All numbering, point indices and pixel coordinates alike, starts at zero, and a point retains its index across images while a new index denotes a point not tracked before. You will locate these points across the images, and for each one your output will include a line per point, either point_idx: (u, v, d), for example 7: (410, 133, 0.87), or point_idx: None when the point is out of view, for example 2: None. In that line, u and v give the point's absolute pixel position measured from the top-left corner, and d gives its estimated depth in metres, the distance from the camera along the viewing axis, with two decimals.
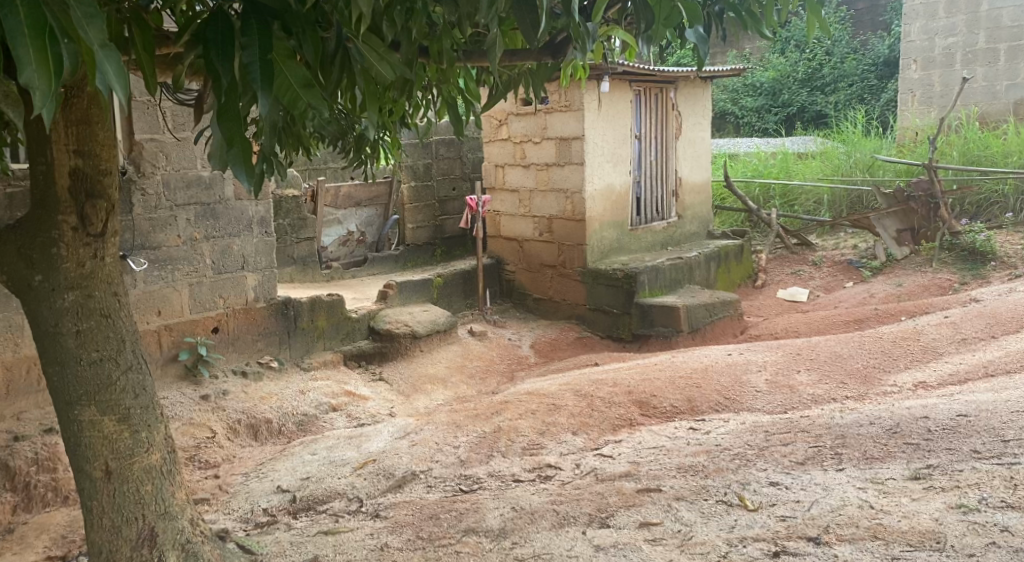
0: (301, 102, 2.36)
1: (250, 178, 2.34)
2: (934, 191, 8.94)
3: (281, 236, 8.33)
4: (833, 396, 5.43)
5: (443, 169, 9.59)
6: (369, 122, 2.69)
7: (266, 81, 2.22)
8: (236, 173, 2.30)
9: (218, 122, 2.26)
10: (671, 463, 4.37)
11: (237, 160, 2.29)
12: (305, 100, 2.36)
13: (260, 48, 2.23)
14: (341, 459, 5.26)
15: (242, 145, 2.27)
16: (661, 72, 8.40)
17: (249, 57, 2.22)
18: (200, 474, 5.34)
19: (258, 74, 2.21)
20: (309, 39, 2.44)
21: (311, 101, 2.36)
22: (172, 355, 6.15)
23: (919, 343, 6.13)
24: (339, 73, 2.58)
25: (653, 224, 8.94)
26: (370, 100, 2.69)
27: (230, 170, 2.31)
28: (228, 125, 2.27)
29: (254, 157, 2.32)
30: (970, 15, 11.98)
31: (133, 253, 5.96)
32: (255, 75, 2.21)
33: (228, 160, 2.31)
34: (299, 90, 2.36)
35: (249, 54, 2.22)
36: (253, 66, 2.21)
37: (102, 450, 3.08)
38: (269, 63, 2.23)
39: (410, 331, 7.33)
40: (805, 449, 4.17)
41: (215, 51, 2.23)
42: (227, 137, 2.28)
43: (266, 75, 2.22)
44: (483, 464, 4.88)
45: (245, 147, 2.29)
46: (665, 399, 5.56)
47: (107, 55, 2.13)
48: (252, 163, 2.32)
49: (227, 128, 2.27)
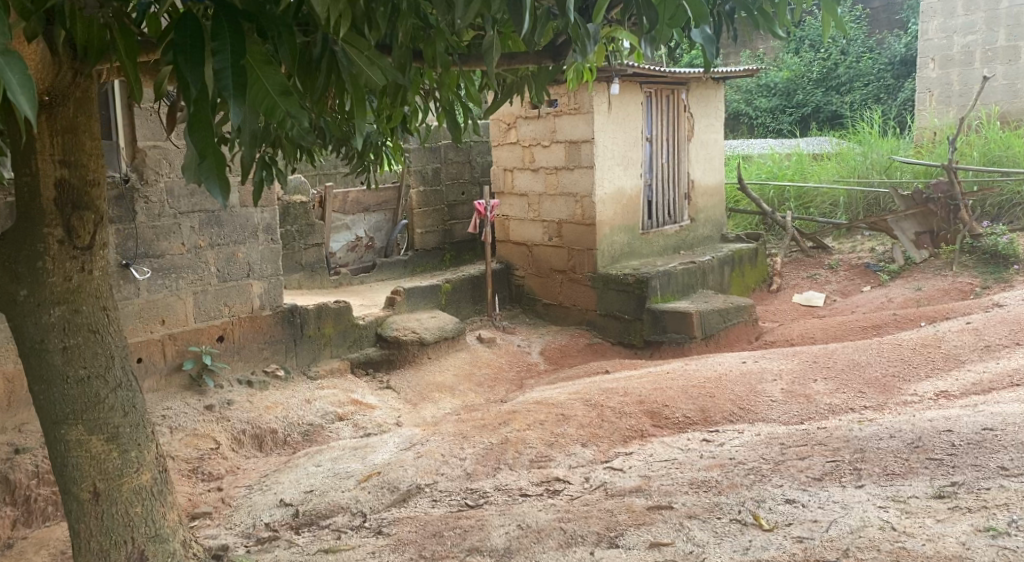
0: (280, 110, 2.27)
1: (224, 192, 2.24)
2: (954, 193, 8.75)
3: (289, 242, 8.24)
4: (852, 406, 5.28)
5: (452, 173, 9.48)
6: (359, 132, 2.59)
7: (239, 90, 2.15)
8: (210, 187, 2.20)
9: (189, 133, 2.16)
10: (683, 478, 4.24)
11: (209, 172, 2.20)
12: (283, 108, 2.27)
13: (232, 53, 2.15)
14: (346, 471, 5.14)
15: (214, 156, 2.18)
16: (673, 73, 8.26)
17: (221, 63, 2.14)
18: (203, 486, 5.23)
19: (229, 81, 2.14)
20: (285, 41, 2.33)
21: (290, 108, 2.27)
22: (176, 364, 6.06)
23: (940, 350, 5.97)
24: (324, 77, 2.53)
25: (665, 228, 8.80)
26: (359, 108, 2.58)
27: (204, 183, 2.21)
28: (199, 136, 2.17)
29: (228, 168, 2.22)
30: (989, 13, 11.78)
31: (136, 262, 5.84)
32: (227, 83, 2.13)
33: (201, 172, 2.21)
34: (276, 97, 2.27)
35: (221, 59, 2.14)
36: (224, 72, 2.13)
37: (90, 470, 3.00)
38: (242, 71, 2.15)
39: (418, 338, 7.22)
40: (823, 464, 4.02)
41: (184, 60, 2.13)
42: (200, 149, 2.18)
43: (238, 85, 2.15)
44: (490, 477, 4.76)
45: (218, 159, 2.19)
46: (677, 409, 5.43)
47: (8, 61, 2.00)
48: (227, 175, 2.22)
49: (199, 139, 2.17)
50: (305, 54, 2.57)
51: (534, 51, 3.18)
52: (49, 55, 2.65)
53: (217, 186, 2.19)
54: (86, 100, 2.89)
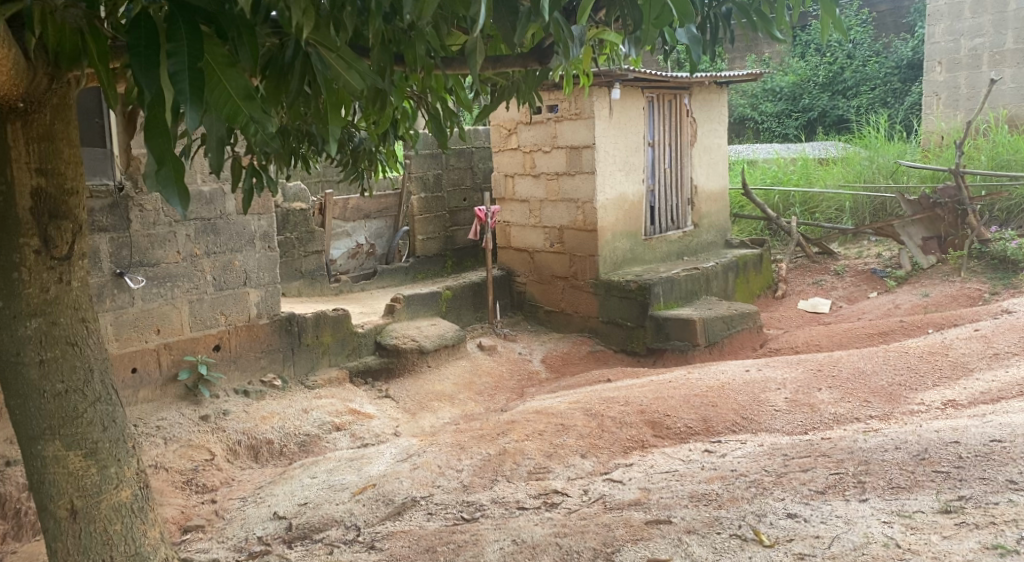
0: (243, 115, 2.39)
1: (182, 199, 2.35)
2: (962, 198, 8.62)
3: (288, 250, 8.17)
4: (857, 415, 5.17)
5: (453, 180, 9.41)
6: (332, 137, 2.61)
7: (194, 93, 2.23)
8: (167, 194, 2.30)
9: (147, 141, 2.27)
10: (683, 491, 4.15)
11: (167, 178, 2.31)
12: (246, 112, 2.39)
13: (188, 56, 2.23)
14: (341, 483, 5.05)
15: (172, 163, 2.30)
16: (675, 78, 8.17)
17: (175, 66, 2.22)
18: (196, 499, 5.14)
19: (185, 85, 2.22)
20: (245, 42, 2.40)
21: (253, 113, 2.39)
22: (172, 374, 5.98)
23: (947, 357, 5.86)
24: (297, 82, 2.57)
25: (668, 234, 8.70)
26: (333, 112, 2.59)
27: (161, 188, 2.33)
28: (156, 143, 2.28)
29: (185, 176, 2.34)
30: (997, 15, 11.67)
31: (130, 270, 5.74)
32: (184, 87, 2.21)
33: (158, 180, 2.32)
34: (239, 101, 2.39)
35: (176, 62, 2.22)
36: (181, 75, 2.22)
37: (67, 487, 3.05)
38: (198, 75, 2.24)
39: (417, 346, 7.13)
40: (826, 476, 3.92)
41: (140, 65, 2.22)
42: (157, 156, 2.29)
43: (194, 88, 2.23)
44: (486, 489, 4.67)
45: (176, 165, 2.30)
46: (679, 418, 5.33)
47: None
48: (183, 181, 2.34)
49: (156, 146, 2.28)
50: (275, 55, 2.64)
51: (519, 54, 3.12)
52: (23, 60, 2.61)
53: (175, 195, 2.30)
54: (63, 107, 2.90)
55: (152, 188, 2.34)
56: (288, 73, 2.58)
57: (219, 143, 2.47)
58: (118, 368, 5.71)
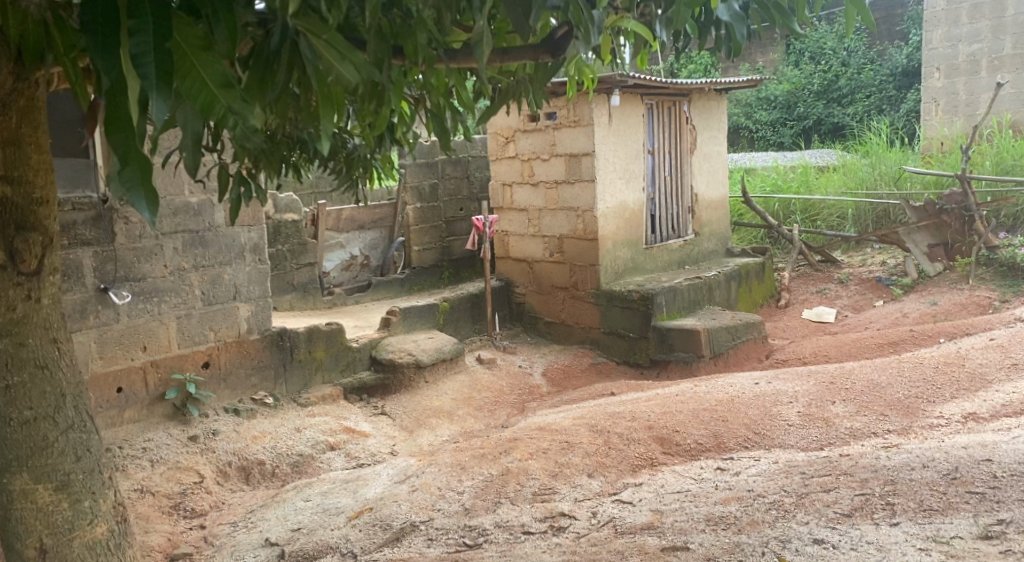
0: (219, 106, 2.26)
1: (152, 203, 2.23)
2: (968, 203, 8.42)
3: (279, 262, 7.95)
4: (874, 430, 4.96)
5: (449, 189, 9.23)
6: (324, 132, 2.45)
7: (159, 79, 2.13)
8: (134, 196, 2.18)
9: (108, 135, 2.15)
10: (698, 513, 3.93)
11: (133, 178, 2.19)
12: (223, 102, 2.26)
13: (153, 35, 2.14)
14: (336, 507, 4.81)
15: (138, 161, 2.18)
16: (675, 84, 7.99)
17: (139, 47, 2.13)
18: (184, 525, 4.89)
19: (150, 70, 2.12)
20: (223, 19, 2.29)
21: (230, 104, 2.26)
22: (159, 394, 5.73)
23: (964, 369, 5.66)
24: (285, 71, 2.40)
25: (670, 243, 8.50)
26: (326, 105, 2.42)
27: (129, 192, 2.20)
28: (119, 139, 2.16)
29: (153, 176, 2.21)
30: (995, 20, 11.54)
31: (115, 285, 5.50)
32: (147, 71, 2.12)
33: (124, 181, 2.21)
34: (217, 90, 2.25)
35: (138, 41, 2.13)
36: (144, 57, 2.12)
37: (36, 523, 3.15)
38: (164, 60, 2.14)
39: (414, 360, 6.89)
40: (851, 497, 3.71)
41: (98, 46, 2.11)
42: (122, 153, 2.18)
43: (161, 73, 2.13)
44: (489, 513, 4.43)
45: (142, 165, 2.19)
46: (688, 434, 5.11)
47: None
48: (152, 183, 2.21)
49: (120, 141, 2.15)
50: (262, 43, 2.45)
51: (530, 45, 2.99)
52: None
53: (142, 199, 2.17)
54: (31, 111, 2.99)
55: (117, 191, 2.21)
56: (274, 64, 2.44)
57: (198, 143, 2.35)
58: (102, 388, 5.47)
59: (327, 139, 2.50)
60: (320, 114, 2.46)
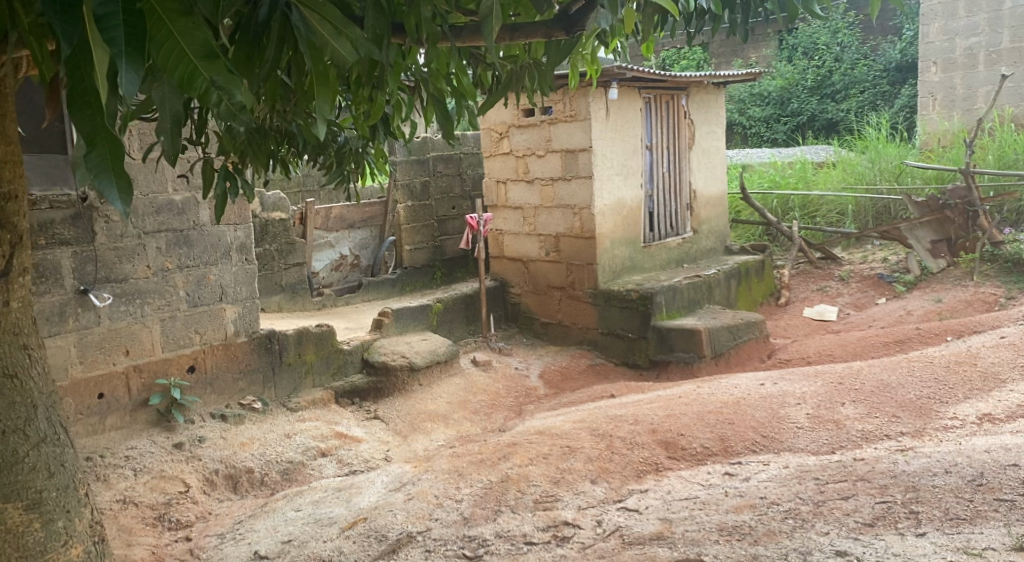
0: (200, 79, 2.13)
1: (123, 190, 2.16)
2: (972, 198, 8.27)
3: (267, 262, 7.75)
4: (887, 432, 4.78)
5: (441, 187, 9.03)
6: (320, 113, 2.32)
7: (128, 45, 2.02)
8: (102, 181, 2.11)
9: (73, 116, 2.09)
10: (710, 523, 3.74)
11: (102, 164, 2.12)
12: (204, 75, 2.13)
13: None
14: (328, 517, 4.60)
15: (105, 144, 2.11)
16: (673, 78, 7.81)
17: (104, 9, 2.02)
18: (169, 537, 4.66)
19: (118, 34, 2.01)
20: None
21: (213, 77, 2.13)
22: (143, 400, 5.51)
23: (976, 368, 5.49)
24: (274, 47, 2.27)
25: (668, 240, 8.32)
26: (322, 84, 2.29)
27: (96, 178, 2.13)
28: (85, 120, 2.10)
29: (122, 162, 2.14)
30: (992, 13, 11.40)
31: (95, 287, 5.28)
32: (117, 36, 2.01)
33: (92, 166, 2.14)
34: (198, 62, 2.13)
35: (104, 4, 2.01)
36: (112, 21, 2.01)
37: (6, 546, 2.97)
38: (134, 26, 2.03)
39: (408, 363, 6.69)
40: (872, 506, 3.53)
41: (56, 11, 2.01)
42: (89, 136, 2.11)
43: (131, 39, 2.03)
44: (489, 522, 4.22)
45: (111, 147, 2.12)
46: (694, 438, 4.92)
47: None
48: (122, 169, 2.15)
49: (85, 123, 2.09)
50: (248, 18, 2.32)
51: (542, 22, 2.96)
52: None
53: (111, 185, 2.11)
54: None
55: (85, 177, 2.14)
56: (261, 37, 2.31)
57: (175, 123, 2.26)
58: (82, 394, 5.25)
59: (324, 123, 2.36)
60: (316, 95, 2.33)
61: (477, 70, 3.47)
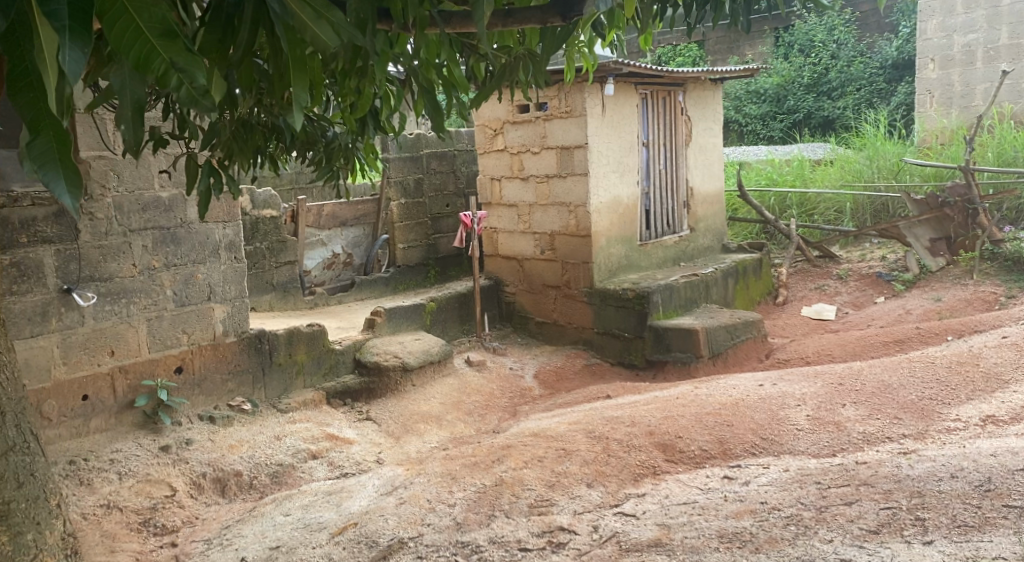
0: (159, 59, 2.10)
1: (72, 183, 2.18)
2: (971, 196, 8.17)
3: (259, 261, 7.63)
4: (889, 434, 4.68)
5: (435, 184, 8.91)
6: (296, 101, 2.26)
7: (74, 24, 2.01)
8: (47, 169, 2.14)
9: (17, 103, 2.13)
10: (709, 529, 3.63)
11: (45, 151, 2.15)
12: (163, 55, 2.11)
13: None
14: (318, 522, 4.49)
15: (48, 130, 2.14)
16: (670, 74, 7.70)
17: None
18: (154, 543, 4.55)
19: (63, 10, 2.00)
20: None
21: (172, 58, 2.11)
22: (129, 401, 5.39)
23: (979, 368, 5.39)
24: (248, 30, 2.22)
25: (665, 238, 8.21)
26: (296, 70, 2.24)
27: (40, 168, 2.16)
28: (29, 106, 2.13)
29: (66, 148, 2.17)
30: (990, 10, 11.30)
31: (79, 286, 5.15)
32: (60, 11, 2.00)
33: (38, 155, 2.17)
34: (156, 41, 2.10)
35: None
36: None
37: None
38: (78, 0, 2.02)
39: (400, 363, 6.57)
40: (876, 512, 3.43)
41: None
42: (34, 123, 2.15)
43: (76, 14, 2.02)
44: (483, 528, 4.11)
45: (54, 133, 2.15)
46: (692, 440, 4.81)
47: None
48: (69, 158, 2.17)
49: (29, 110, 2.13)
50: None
51: (538, 7, 2.85)
52: None
53: (56, 172, 2.14)
54: None
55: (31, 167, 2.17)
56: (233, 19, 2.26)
57: (139, 109, 2.26)
58: (66, 396, 5.13)
59: (302, 111, 2.31)
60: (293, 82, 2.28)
61: (470, 61, 3.36)
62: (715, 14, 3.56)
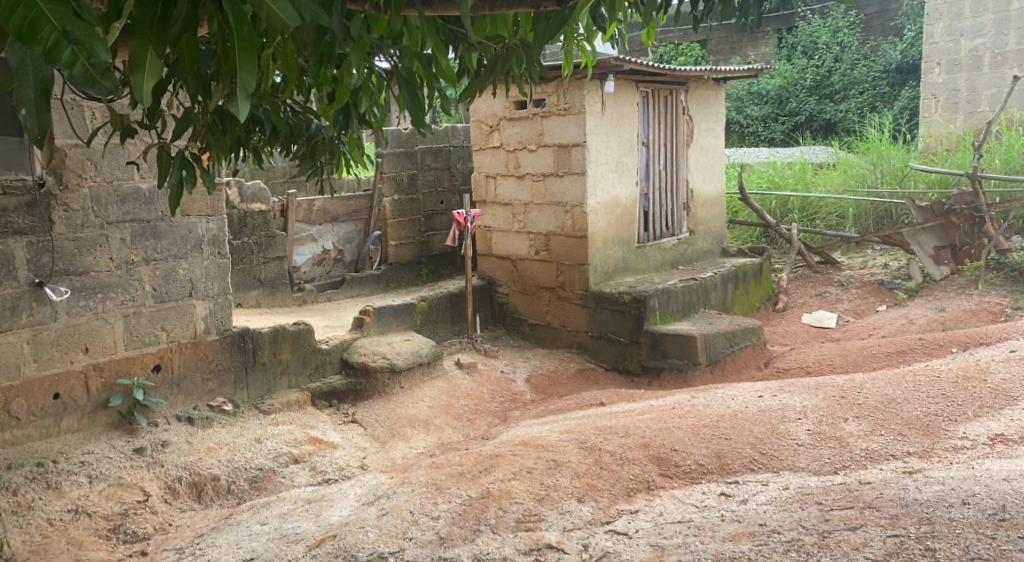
0: (43, 28, 1.99)
1: None
2: (978, 204, 8.00)
3: (246, 256, 7.42)
4: (893, 452, 4.48)
5: (429, 181, 8.69)
6: (242, 85, 2.13)
7: None
8: None
9: None
10: (704, 552, 3.44)
11: None
12: (52, 23, 2.00)
13: None
14: (295, 533, 4.28)
15: None
16: (672, 72, 7.49)
17: None
18: (123, 551, 4.35)
19: None
20: None
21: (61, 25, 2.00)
22: (102, 400, 5.19)
23: (986, 384, 5.19)
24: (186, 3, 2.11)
25: (662, 241, 8.01)
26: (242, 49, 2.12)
27: None
28: None
29: None
30: (999, 14, 11.10)
31: (52, 280, 4.95)
32: None
33: None
34: (45, 6, 2.00)
35: None
36: None
37: None
38: None
39: (388, 364, 6.36)
40: (883, 539, 3.25)
41: None
42: None
43: None
44: (467, 543, 3.91)
45: None
46: (688, 454, 4.60)
47: None
48: None
49: None
50: None
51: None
52: None
53: None
54: None
55: None
56: None
57: (47, 92, 2.14)
58: (37, 394, 4.93)
59: (248, 97, 2.16)
60: (240, 66, 2.14)
61: (461, 52, 3.18)
62: (722, 7, 3.35)
